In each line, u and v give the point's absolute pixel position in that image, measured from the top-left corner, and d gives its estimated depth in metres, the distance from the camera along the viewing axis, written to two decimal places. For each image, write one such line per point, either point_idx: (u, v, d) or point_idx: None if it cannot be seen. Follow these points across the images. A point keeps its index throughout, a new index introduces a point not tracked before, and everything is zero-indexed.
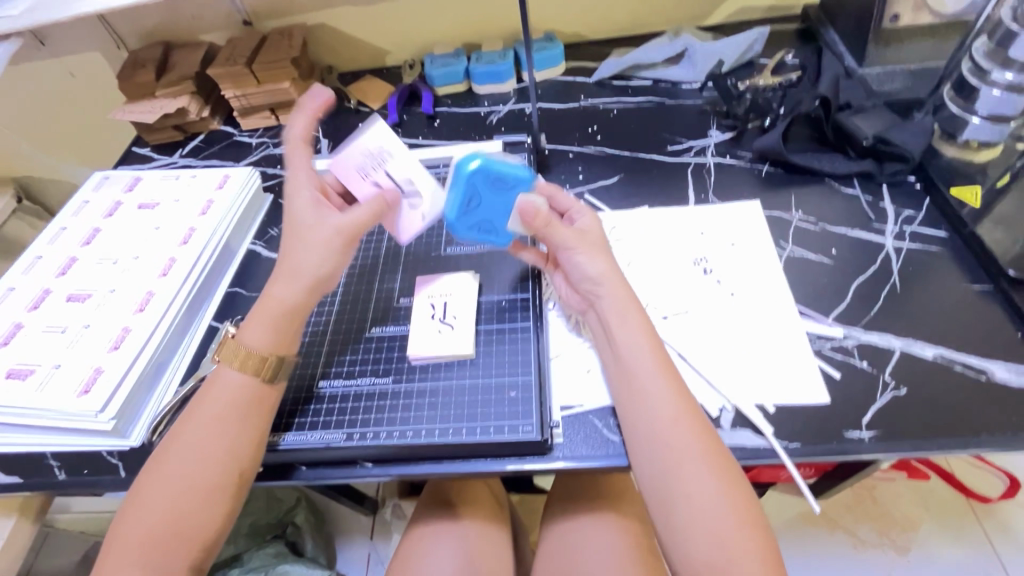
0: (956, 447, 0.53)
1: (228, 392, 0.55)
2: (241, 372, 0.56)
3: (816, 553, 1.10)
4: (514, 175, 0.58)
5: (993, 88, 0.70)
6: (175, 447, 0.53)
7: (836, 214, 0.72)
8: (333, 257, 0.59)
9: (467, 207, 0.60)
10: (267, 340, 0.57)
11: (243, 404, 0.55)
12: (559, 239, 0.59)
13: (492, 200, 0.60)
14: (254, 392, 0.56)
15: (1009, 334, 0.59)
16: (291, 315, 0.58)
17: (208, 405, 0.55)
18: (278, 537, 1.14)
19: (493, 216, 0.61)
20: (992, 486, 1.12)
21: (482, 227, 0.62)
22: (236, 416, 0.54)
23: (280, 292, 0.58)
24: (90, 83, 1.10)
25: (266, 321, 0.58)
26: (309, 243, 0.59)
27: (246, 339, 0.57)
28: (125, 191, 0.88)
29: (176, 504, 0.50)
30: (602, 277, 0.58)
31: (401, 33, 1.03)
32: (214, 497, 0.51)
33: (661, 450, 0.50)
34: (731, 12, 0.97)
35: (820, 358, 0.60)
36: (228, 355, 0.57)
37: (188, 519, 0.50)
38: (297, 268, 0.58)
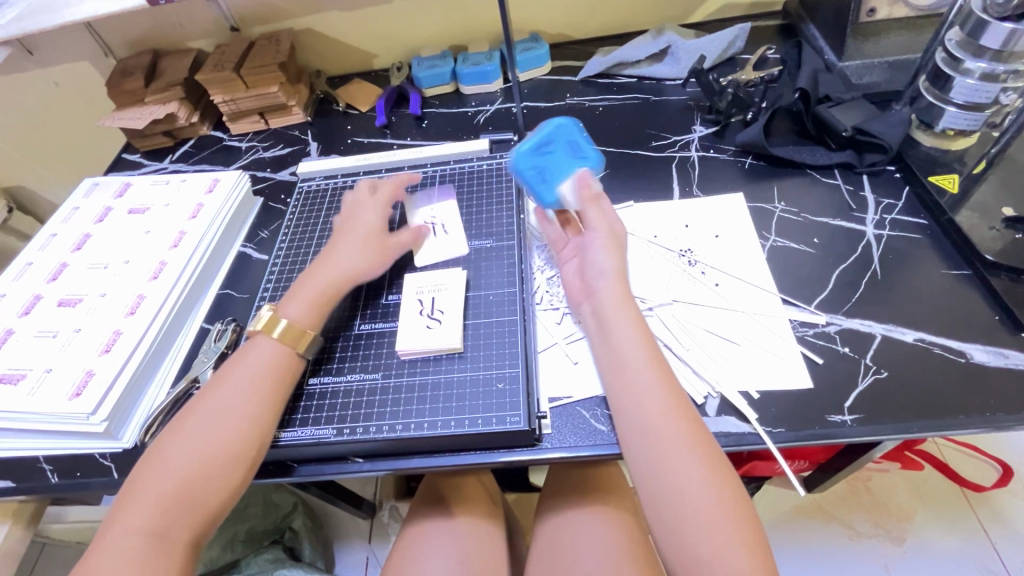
0: (937, 429, 0.53)
1: (252, 373, 0.57)
2: (278, 344, 0.59)
3: (811, 545, 1.11)
4: (590, 151, 0.69)
5: (968, 77, 0.69)
6: (190, 426, 0.53)
7: (817, 205, 0.73)
8: (369, 257, 0.66)
9: (540, 147, 0.66)
10: (310, 316, 0.61)
11: (274, 375, 0.57)
12: (593, 219, 0.62)
13: (562, 157, 0.67)
14: (287, 362, 0.58)
15: (987, 318, 0.60)
16: (325, 292, 0.63)
17: (227, 386, 0.56)
18: (276, 543, 1.13)
19: (553, 168, 0.66)
20: (985, 475, 1.13)
21: (539, 173, 0.66)
22: (256, 399, 0.55)
23: (322, 274, 0.64)
24: (79, 92, 1.10)
25: (309, 299, 0.62)
26: (353, 241, 0.67)
27: (287, 312, 0.61)
28: (115, 196, 0.89)
29: (184, 485, 0.50)
30: (609, 270, 0.59)
31: (389, 36, 1.04)
32: (224, 481, 0.51)
33: (664, 424, 0.51)
34: (714, 10, 0.99)
35: (803, 345, 0.61)
36: (267, 326, 0.60)
37: (192, 501, 0.50)
38: (338, 257, 0.65)
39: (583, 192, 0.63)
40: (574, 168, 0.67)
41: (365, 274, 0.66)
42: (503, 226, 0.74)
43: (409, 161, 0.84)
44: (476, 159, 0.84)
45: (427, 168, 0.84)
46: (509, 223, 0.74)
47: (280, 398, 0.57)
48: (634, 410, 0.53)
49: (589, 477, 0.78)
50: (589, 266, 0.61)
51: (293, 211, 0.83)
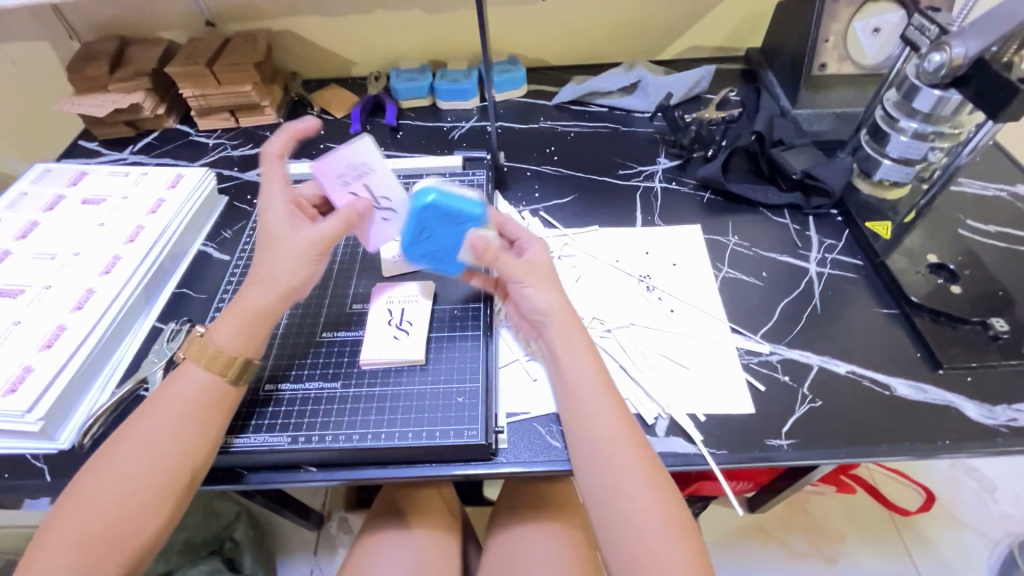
0: (862, 455, 0.58)
1: (188, 392, 0.54)
2: (206, 371, 0.55)
3: (752, 564, 1.16)
4: (464, 212, 0.60)
5: (900, 135, 0.75)
6: (128, 439, 0.51)
7: (767, 241, 0.78)
8: (305, 267, 0.58)
9: (418, 237, 0.62)
10: (237, 341, 0.56)
11: (199, 406, 0.54)
12: (506, 271, 0.61)
13: (444, 233, 0.62)
14: (215, 392, 0.55)
15: (910, 354, 0.65)
16: (258, 316, 0.57)
17: (166, 401, 0.53)
18: (214, 554, 1.09)
19: (444, 247, 0.63)
20: (910, 499, 1.21)
21: (433, 257, 0.64)
22: (196, 418, 0.53)
23: (253, 297, 0.57)
24: (36, 73, 1.06)
25: (236, 321, 0.57)
26: (281, 252, 0.58)
27: (215, 339, 0.56)
28: (69, 184, 0.85)
29: (117, 502, 0.49)
30: (550, 309, 0.60)
31: (368, 46, 1.05)
32: (159, 500, 0.50)
33: (602, 453, 0.53)
34: (682, 50, 1.05)
35: (747, 372, 0.64)
36: (194, 352, 0.56)
37: (124, 523, 0.48)
38: (269, 275, 0.58)
39: (478, 254, 0.59)
40: (463, 235, 0.61)
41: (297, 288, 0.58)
42: None
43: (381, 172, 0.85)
44: (448, 174, 0.85)
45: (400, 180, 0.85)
46: None
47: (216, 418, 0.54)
48: (580, 438, 0.55)
49: (544, 491, 0.79)
50: (530, 308, 0.61)
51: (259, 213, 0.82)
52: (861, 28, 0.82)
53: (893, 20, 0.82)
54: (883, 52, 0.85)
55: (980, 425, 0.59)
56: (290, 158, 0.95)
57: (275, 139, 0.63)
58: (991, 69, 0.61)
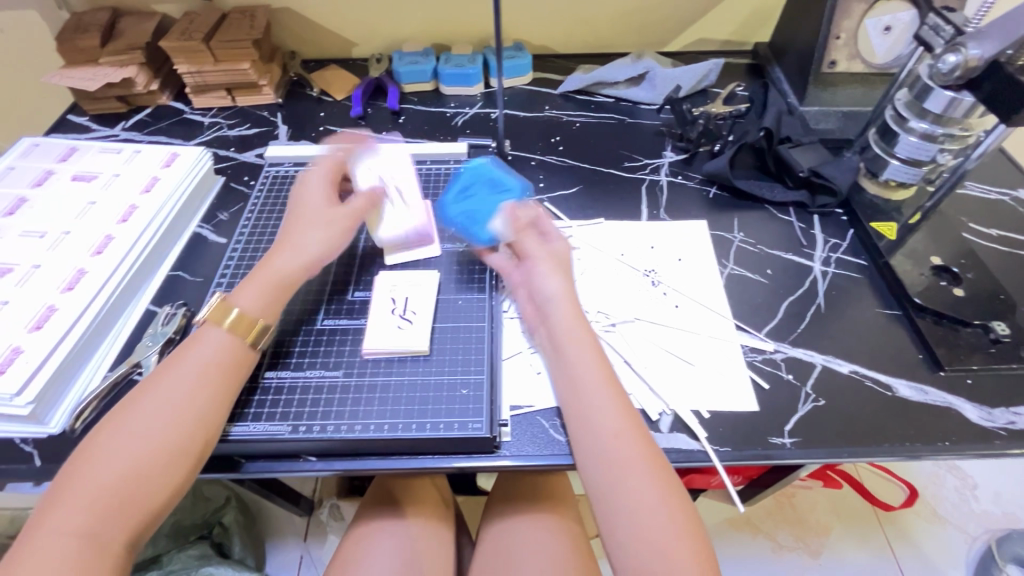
0: (863, 455, 0.58)
1: (210, 354, 0.54)
2: (228, 334, 0.55)
3: (739, 556, 1.17)
4: (509, 183, 0.75)
5: (910, 135, 0.75)
6: (144, 400, 0.51)
7: (772, 238, 0.78)
8: (333, 238, 0.63)
9: (461, 194, 0.73)
10: (261, 304, 0.57)
11: (223, 368, 0.54)
12: (530, 248, 0.64)
13: (484, 195, 0.73)
14: (236, 356, 0.55)
15: (912, 356, 0.66)
16: (280, 283, 0.59)
17: (187, 363, 0.53)
18: (203, 538, 1.09)
19: (483, 209, 0.71)
20: (894, 495, 1.24)
21: (470, 218, 0.71)
22: (218, 378, 0.53)
23: (280, 263, 0.60)
24: (24, 43, 1.02)
25: (261, 286, 0.58)
26: (314, 221, 0.63)
27: (237, 301, 0.57)
28: (58, 160, 0.82)
29: (135, 461, 0.48)
30: (556, 295, 0.60)
31: (371, 27, 1.03)
32: (177, 461, 0.49)
33: (610, 449, 0.53)
34: (690, 42, 1.04)
35: (751, 369, 0.64)
36: (215, 316, 0.56)
37: (139, 486, 0.47)
38: (299, 242, 0.62)
39: (513, 226, 0.66)
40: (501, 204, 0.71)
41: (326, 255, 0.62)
42: None
43: None
44: (453, 162, 0.84)
45: None
46: None
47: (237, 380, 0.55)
48: (584, 432, 0.54)
49: (540, 483, 0.80)
50: (537, 290, 0.62)
51: (258, 195, 0.80)
52: (872, 26, 0.81)
53: (904, 20, 0.81)
54: (893, 52, 0.84)
55: (979, 427, 0.60)
56: (289, 140, 0.93)
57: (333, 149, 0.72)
58: (1005, 71, 0.61)
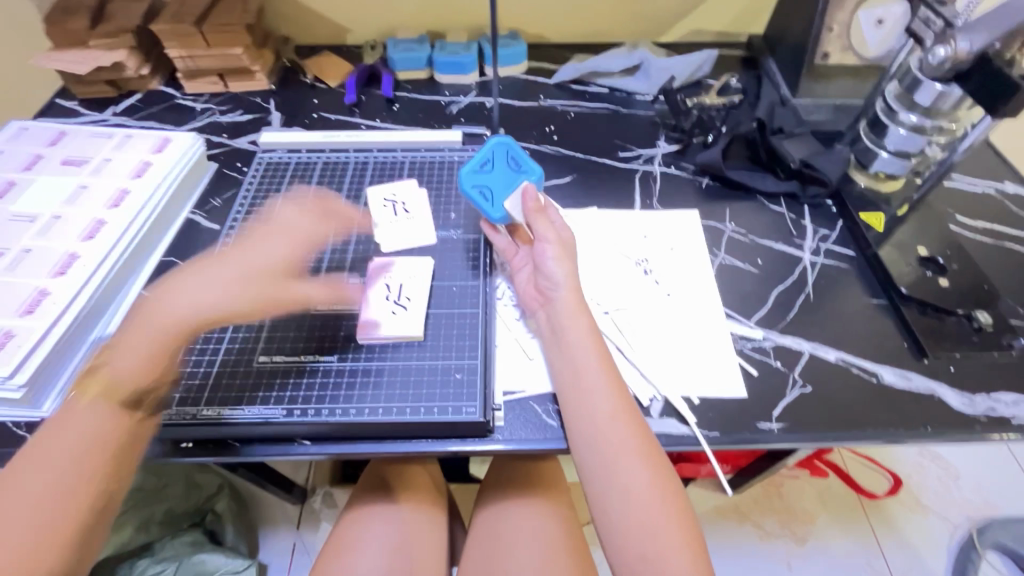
0: (847, 439, 0.59)
1: (88, 428, 0.49)
2: (108, 410, 0.50)
3: (727, 543, 1.20)
4: (527, 164, 0.69)
5: (900, 127, 0.76)
6: (23, 470, 0.47)
7: (763, 229, 0.79)
8: (234, 288, 0.56)
9: (481, 168, 0.68)
10: (142, 368, 0.52)
11: (99, 443, 0.49)
12: (540, 230, 0.63)
13: (505, 173, 0.69)
14: (113, 431, 0.50)
15: (897, 344, 0.67)
16: (173, 331, 0.53)
17: (60, 443, 0.48)
18: (196, 526, 1.08)
19: (497, 186, 0.68)
20: (879, 484, 1.26)
21: (483, 191, 0.67)
22: (83, 454, 0.48)
23: (168, 303, 0.54)
24: (11, 24, 1.00)
25: (145, 343, 0.52)
26: (211, 270, 0.57)
27: (112, 368, 0.51)
28: (47, 144, 0.81)
29: (27, 531, 0.45)
30: (562, 280, 0.60)
31: (365, 13, 1.02)
32: (65, 515, 0.46)
33: (605, 432, 0.53)
34: (685, 33, 1.04)
35: (741, 357, 0.65)
36: (98, 388, 0.50)
37: (37, 537, 0.45)
38: (197, 301, 0.55)
39: (527, 206, 0.64)
40: (518, 184, 0.68)
41: (231, 317, 0.56)
42: (468, 217, 0.75)
43: (377, 145, 0.83)
44: (447, 150, 0.83)
45: (394, 154, 0.83)
46: (474, 218, 0.74)
47: (108, 466, 0.49)
48: (578, 416, 0.55)
49: (532, 469, 0.80)
50: (544, 274, 0.62)
51: (249, 182, 0.79)
52: (864, 20, 0.81)
53: (897, 13, 0.80)
54: (885, 44, 0.84)
55: (960, 413, 0.61)
56: (281, 126, 0.92)
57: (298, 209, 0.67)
58: (994, 65, 0.62)
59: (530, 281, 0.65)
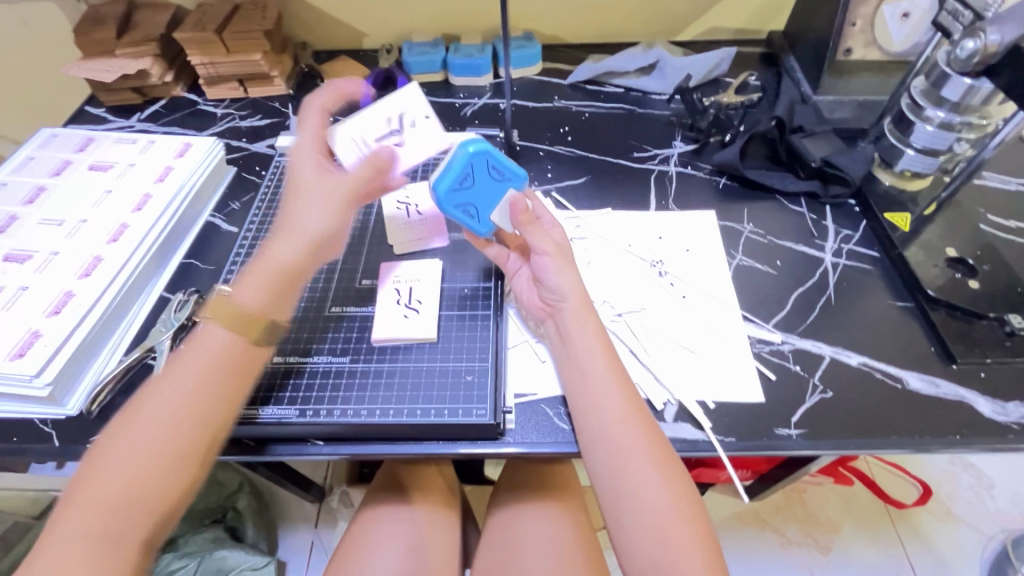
0: (870, 447, 0.57)
1: (209, 354, 0.52)
2: (228, 333, 0.53)
3: (747, 550, 1.17)
4: (511, 170, 0.61)
5: (927, 123, 0.74)
6: (159, 389, 0.50)
7: (783, 230, 0.77)
8: (333, 214, 0.58)
9: (459, 184, 0.60)
10: (262, 297, 0.55)
11: (222, 365, 0.52)
12: (535, 242, 0.61)
13: (485, 186, 0.62)
14: (238, 355, 0.53)
15: (924, 349, 0.64)
16: (283, 270, 0.56)
17: (187, 365, 0.52)
18: (217, 522, 1.12)
19: (481, 201, 0.62)
20: (907, 493, 1.22)
21: (467, 210, 0.62)
22: (212, 383, 0.52)
23: (277, 249, 0.56)
24: (44, 35, 1.03)
25: (257, 276, 0.56)
26: (311, 198, 0.58)
27: (236, 297, 0.54)
28: (76, 150, 0.84)
29: (144, 463, 0.48)
30: (567, 288, 0.59)
31: (381, 18, 1.03)
32: (183, 463, 0.49)
33: (615, 437, 0.53)
34: (702, 31, 1.02)
35: (759, 360, 0.64)
36: (214, 314, 0.54)
37: (152, 476, 0.47)
38: (296, 225, 0.57)
39: (517, 219, 0.62)
40: (503, 194, 0.63)
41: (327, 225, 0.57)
42: None
43: None
44: None
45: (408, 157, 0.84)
46: None
47: (237, 389, 0.53)
48: (589, 423, 0.54)
49: (546, 473, 0.80)
50: (547, 286, 0.60)
51: (267, 186, 0.81)
52: (890, 12, 0.79)
53: (924, 6, 0.78)
54: (911, 38, 0.81)
55: (990, 421, 0.59)
56: (299, 130, 0.94)
57: (320, 94, 0.66)
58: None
59: (534, 293, 0.64)
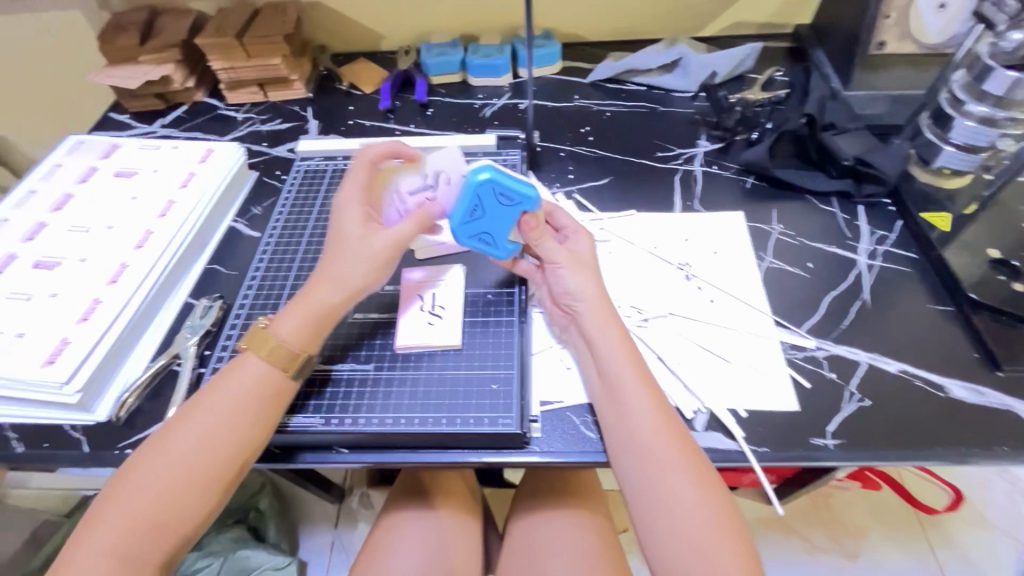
0: (911, 458, 0.55)
1: (245, 382, 0.53)
2: (267, 364, 0.54)
3: (772, 556, 1.14)
4: (519, 193, 0.58)
5: (967, 119, 0.71)
6: (196, 413, 0.51)
7: (814, 231, 0.74)
8: (376, 270, 0.59)
9: (471, 216, 0.60)
10: (301, 336, 0.56)
11: (256, 396, 0.53)
12: (547, 252, 0.61)
13: (497, 213, 0.60)
14: (273, 384, 0.54)
15: (966, 355, 0.62)
16: (323, 314, 0.57)
17: (222, 391, 0.53)
18: (239, 523, 1.12)
19: (496, 229, 0.61)
20: (938, 498, 1.18)
21: (484, 238, 0.62)
22: (247, 410, 0.52)
23: (321, 294, 0.58)
24: (69, 43, 1.05)
25: (299, 315, 0.57)
26: (353, 252, 0.59)
27: (276, 331, 0.55)
28: (101, 157, 0.85)
29: (171, 485, 0.48)
30: (587, 292, 0.58)
31: (399, 19, 1.02)
32: (208, 487, 0.49)
33: (650, 452, 0.51)
34: (726, 26, 1.00)
35: (791, 367, 0.62)
36: (255, 343, 0.55)
37: (179, 498, 0.48)
38: (339, 274, 0.58)
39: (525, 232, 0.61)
40: (516, 217, 0.60)
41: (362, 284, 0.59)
42: None
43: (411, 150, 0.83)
44: (480, 154, 0.83)
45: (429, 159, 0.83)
46: None
47: (267, 421, 0.53)
48: (617, 433, 0.53)
49: (568, 478, 0.79)
50: (562, 292, 0.60)
51: (288, 191, 0.81)
52: (925, 4, 0.76)
53: None
54: (948, 30, 0.78)
55: None
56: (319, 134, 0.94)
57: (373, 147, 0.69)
58: None
59: (552, 300, 0.63)
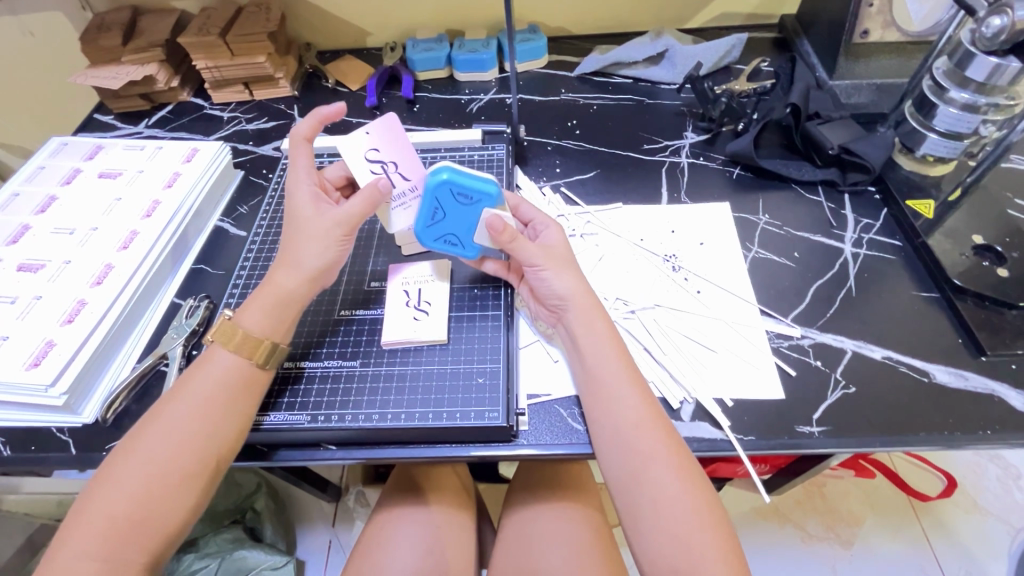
0: (896, 444, 0.55)
1: (217, 377, 0.53)
2: (234, 355, 0.54)
3: (767, 545, 1.15)
4: (478, 190, 0.59)
5: (950, 106, 0.71)
6: (170, 411, 0.51)
7: (800, 220, 0.75)
8: (333, 248, 0.59)
9: (432, 220, 0.61)
10: (266, 324, 0.56)
11: (229, 391, 0.53)
12: (525, 256, 0.58)
13: (458, 213, 0.60)
14: (245, 376, 0.54)
15: (951, 341, 0.62)
16: (284, 300, 0.57)
17: (194, 388, 0.53)
18: (237, 523, 1.12)
19: (461, 230, 0.62)
20: (931, 485, 1.19)
21: (447, 240, 0.62)
22: (221, 406, 0.52)
23: (279, 280, 0.57)
24: (52, 44, 1.04)
25: (263, 304, 0.57)
26: (309, 233, 0.58)
27: (241, 322, 0.55)
28: (85, 158, 0.84)
29: (149, 484, 0.48)
30: (573, 290, 0.58)
31: (384, 15, 1.02)
32: (187, 484, 0.49)
33: (630, 441, 0.51)
34: (712, 17, 1.00)
35: (777, 356, 0.62)
36: (221, 337, 0.55)
37: (158, 497, 0.48)
38: (296, 258, 0.58)
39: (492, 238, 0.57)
40: (480, 216, 0.60)
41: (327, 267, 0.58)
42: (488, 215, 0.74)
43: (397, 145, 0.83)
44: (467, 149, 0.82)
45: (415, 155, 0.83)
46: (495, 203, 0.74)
47: (244, 415, 0.53)
48: (601, 424, 0.53)
49: (560, 471, 0.79)
50: (549, 292, 0.59)
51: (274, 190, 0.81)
52: None
53: None
54: (931, 18, 0.78)
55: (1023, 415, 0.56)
56: None
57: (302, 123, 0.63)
58: None
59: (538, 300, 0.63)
